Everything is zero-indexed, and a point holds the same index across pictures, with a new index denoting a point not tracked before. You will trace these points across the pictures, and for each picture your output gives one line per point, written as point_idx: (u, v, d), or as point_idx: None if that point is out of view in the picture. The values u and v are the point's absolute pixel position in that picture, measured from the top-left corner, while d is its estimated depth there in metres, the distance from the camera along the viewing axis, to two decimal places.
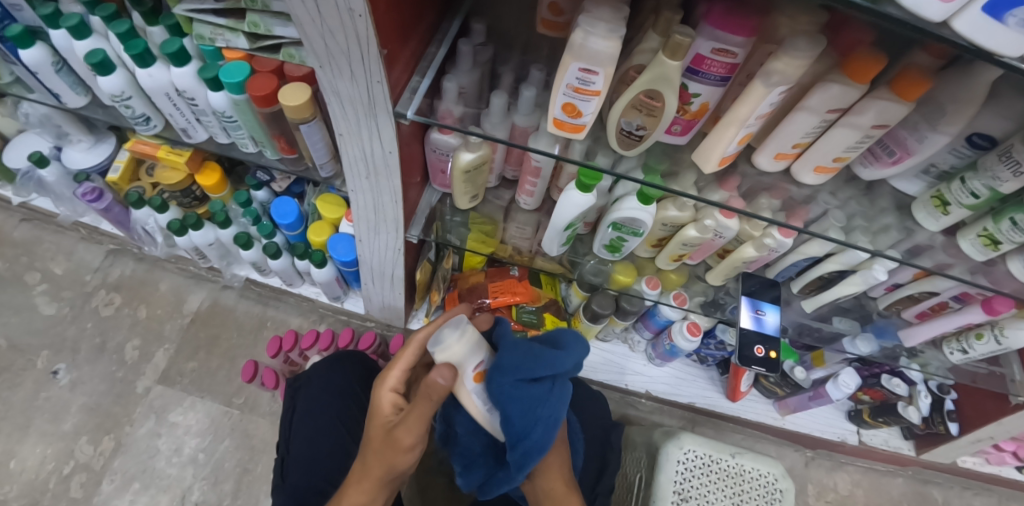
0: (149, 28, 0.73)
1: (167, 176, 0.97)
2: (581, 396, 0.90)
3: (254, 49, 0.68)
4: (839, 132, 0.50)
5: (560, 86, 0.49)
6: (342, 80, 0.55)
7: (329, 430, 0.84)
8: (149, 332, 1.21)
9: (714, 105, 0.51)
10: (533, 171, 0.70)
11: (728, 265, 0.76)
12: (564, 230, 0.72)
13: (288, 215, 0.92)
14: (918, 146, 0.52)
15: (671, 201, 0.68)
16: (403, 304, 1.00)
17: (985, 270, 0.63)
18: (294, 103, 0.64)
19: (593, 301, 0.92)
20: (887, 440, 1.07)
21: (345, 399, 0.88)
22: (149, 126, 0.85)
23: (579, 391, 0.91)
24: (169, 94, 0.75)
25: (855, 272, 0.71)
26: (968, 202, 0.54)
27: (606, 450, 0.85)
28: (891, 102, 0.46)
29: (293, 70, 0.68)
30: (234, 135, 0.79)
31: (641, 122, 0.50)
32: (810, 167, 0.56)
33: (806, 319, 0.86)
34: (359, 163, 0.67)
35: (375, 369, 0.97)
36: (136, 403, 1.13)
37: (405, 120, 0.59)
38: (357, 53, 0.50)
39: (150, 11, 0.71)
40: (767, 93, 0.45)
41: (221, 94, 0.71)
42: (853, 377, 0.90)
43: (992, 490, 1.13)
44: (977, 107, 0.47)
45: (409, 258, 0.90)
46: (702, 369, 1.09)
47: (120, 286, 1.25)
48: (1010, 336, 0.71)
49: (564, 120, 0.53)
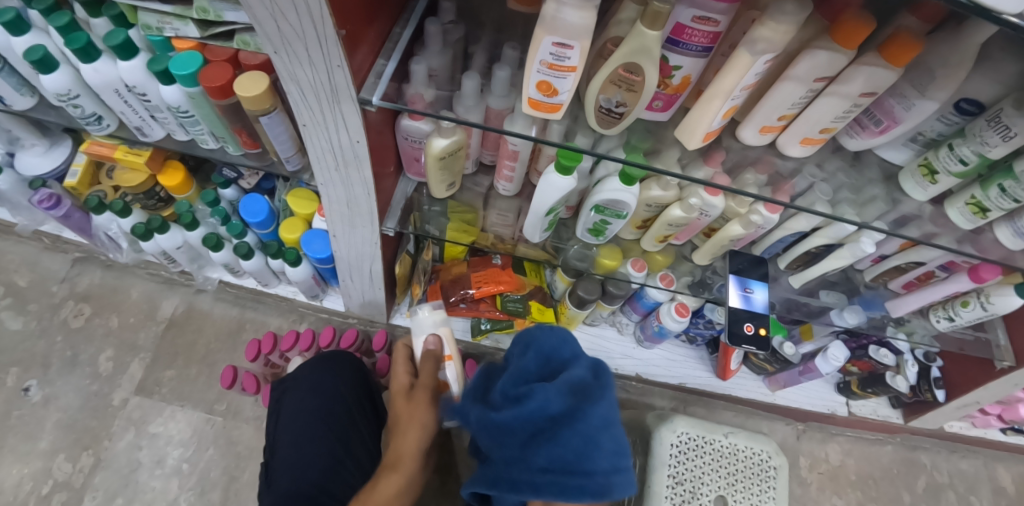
0: (92, 20, 0.68)
1: (126, 178, 0.91)
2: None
3: (206, 36, 0.64)
4: (826, 102, 0.48)
5: (533, 63, 0.46)
6: (302, 67, 0.51)
7: (314, 433, 0.81)
8: (123, 342, 1.16)
9: (696, 78, 0.48)
10: (510, 155, 0.66)
11: (715, 243, 0.74)
12: (546, 215, 0.69)
13: (258, 214, 0.88)
14: (906, 114, 0.50)
15: (655, 179, 0.65)
16: (384, 300, 0.96)
17: (972, 239, 0.62)
18: (250, 93, 0.59)
19: (580, 287, 0.89)
20: (875, 409, 1.07)
21: (327, 403, 0.84)
22: (102, 126, 0.80)
23: None
24: (119, 89, 0.71)
25: (842, 245, 0.70)
26: (956, 169, 0.53)
27: None
28: (880, 68, 0.44)
29: (249, 58, 0.63)
30: (193, 131, 0.74)
31: (620, 98, 0.47)
32: (797, 139, 0.54)
33: (793, 294, 0.85)
34: (327, 154, 0.63)
35: (365, 372, 0.92)
36: (114, 416, 1.09)
37: (371, 106, 0.55)
38: (314, 35, 0.47)
39: (92, 2, 0.66)
40: (752, 62, 0.42)
41: (173, 87, 0.67)
42: (842, 350, 0.90)
43: (978, 453, 1.16)
44: (967, 71, 0.46)
45: (387, 252, 0.86)
46: (691, 348, 1.08)
47: (89, 295, 1.20)
48: (997, 302, 0.71)
49: (540, 99, 0.50)
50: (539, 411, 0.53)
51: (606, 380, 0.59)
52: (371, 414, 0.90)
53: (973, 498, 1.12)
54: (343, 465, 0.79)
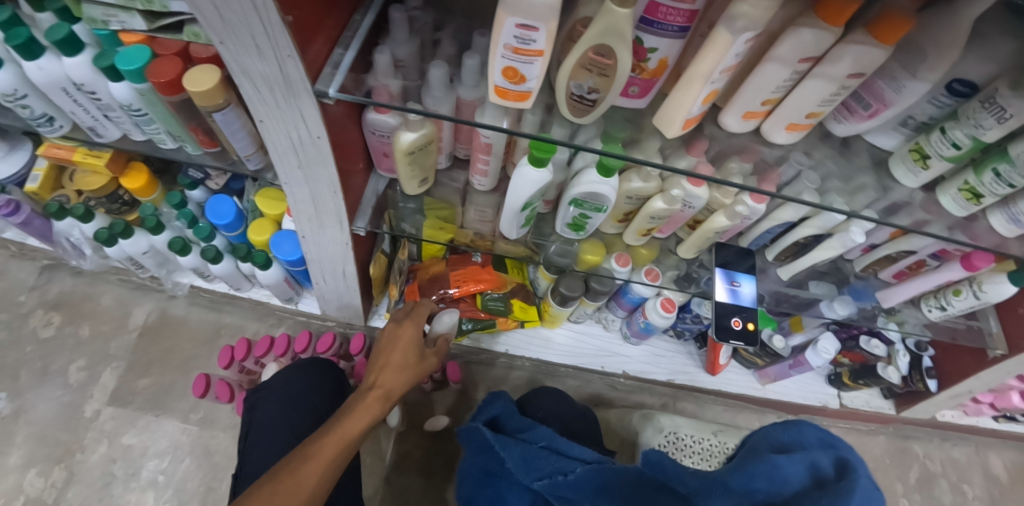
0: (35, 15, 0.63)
1: (88, 181, 0.86)
2: (549, 412, 0.80)
3: (154, 29, 0.60)
4: (811, 85, 0.45)
5: (496, 47, 0.42)
6: (251, 58, 0.47)
7: (280, 445, 0.76)
8: (95, 351, 1.12)
9: (674, 61, 0.45)
10: (483, 148, 0.63)
11: (700, 236, 0.71)
12: (522, 210, 0.65)
13: (225, 215, 0.85)
14: (896, 97, 0.47)
15: (635, 170, 0.62)
16: (360, 301, 0.92)
17: (965, 226, 0.60)
18: (200, 88, 0.55)
19: (562, 284, 0.86)
20: (868, 401, 1.05)
21: (298, 414, 0.80)
22: (53, 127, 0.76)
23: (555, 393, 0.86)
24: (66, 88, 0.66)
25: (831, 236, 0.67)
26: (949, 154, 0.51)
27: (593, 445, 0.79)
28: (868, 46, 0.41)
29: (200, 51, 0.59)
30: (148, 131, 0.70)
31: (592, 83, 0.44)
32: (781, 125, 0.51)
33: (781, 286, 0.82)
34: (288, 151, 0.59)
35: (343, 381, 0.89)
36: (87, 428, 1.05)
37: (329, 99, 0.52)
38: (258, 22, 0.43)
39: None
40: (732, 41, 0.39)
41: (122, 84, 0.62)
42: (833, 343, 0.88)
43: (969, 440, 1.15)
44: (960, 51, 0.43)
45: (360, 252, 0.82)
46: (679, 344, 1.05)
47: (59, 304, 1.15)
48: (990, 291, 0.69)
49: (507, 87, 0.46)
50: (778, 484, 0.49)
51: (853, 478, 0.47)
52: None
53: (966, 486, 1.11)
54: None
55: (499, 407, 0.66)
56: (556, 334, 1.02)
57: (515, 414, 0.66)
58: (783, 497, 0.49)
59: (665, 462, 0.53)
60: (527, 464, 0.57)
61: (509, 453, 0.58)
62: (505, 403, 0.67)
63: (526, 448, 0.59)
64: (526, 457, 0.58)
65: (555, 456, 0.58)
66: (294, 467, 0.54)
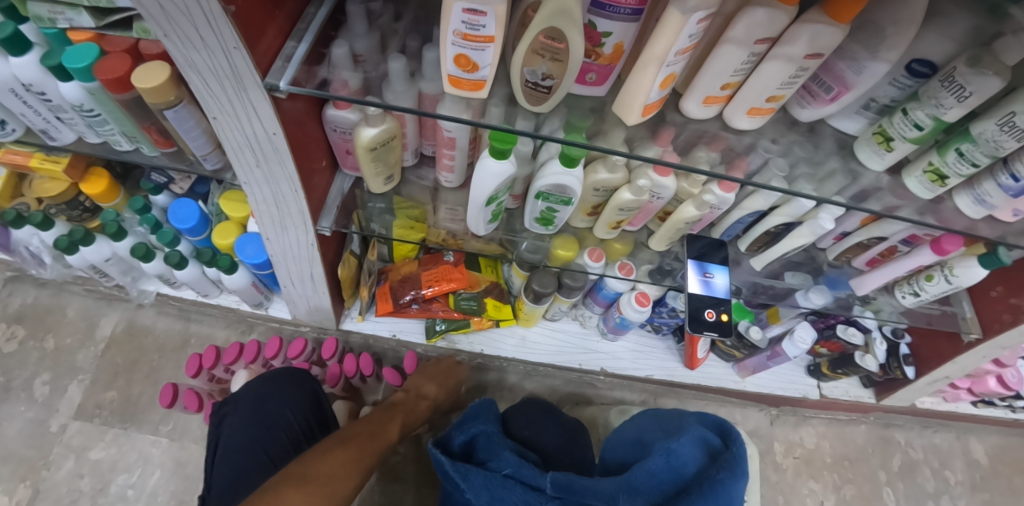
0: None
1: (46, 188, 0.82)
2: (534, 433, 0.76)
3: (103, 26, 0.56)
4: (771, 66, 0.44)
5: (446, 34, 0.41)
6: (199, 54, 0.44)
7: (252, 468, 0.73)
8: (59, 364, 1.08)
9: (631, 44, 0.44)
10: (447, 143, 0.61)
11: (670, 227, 0.70)
12: (488, 205, 0.64)
13: (188, 219, 0.82)
14: (856, 78, 0.47)
15: (601, 161, 0.61)
16: (331, 304, 0.90)
17: (934, 209, 0.59)
18: (149, 85, 0.52)
19: (534, 281, 0.85)
20: (847, 390, 1.05)
21: (272, 434, 0.77)
22: (5, 130, 0.72)
23: (530, 403, 0.83)
24: (15, 90, 0.62)
25: (802, 223, 0.66)
26: (912, 135, 0.50)
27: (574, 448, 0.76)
28: (825, 25, 0.41)
29: (150, 47, 0.55)
30: (102, 132, 0.66)
31: (546, 69, 0.43)
32: (744, 110, 0.50)
33: (758, 278, 0.82)
34: (244, 149, 0.56)
35: (321, 396, 0.85)
36: (52, 444, 1.01)
37: (281, 93, 0.49)
38: (199, 13, 0.40)
39: None
40: (683, 22, 0.38)
41: (72, 84, 0.58)
42: (809, 332, 0.87)
43: (950, 426, 1.15)
44: (917, 27, 0.43)
45: (328, 253, 0.80)
46: (657, 338, 1.04)
47: (22, 316, 1.11)
48: (961, 275, 0.70)
49: (461, 77, 0.45)
50: (677, 467, 0.55)
51: (736, 450, 0.55)
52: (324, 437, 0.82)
53: (947, 472, 1.12)
54: None
55: (481, 425, 0.66)
56: (532, 332, 1.01)
57: (493, 434, 0.65)
58: (683, 479, 0.54)
59: (578, 480, 0.54)
60: (490, 495, 0.56)
61: (471, 484, 0.57)
62: (485, 422, 0.67)
63: (488, 475, 0.56)
64: (489, 486, 0.56)
65: (521, 487, 0.55)
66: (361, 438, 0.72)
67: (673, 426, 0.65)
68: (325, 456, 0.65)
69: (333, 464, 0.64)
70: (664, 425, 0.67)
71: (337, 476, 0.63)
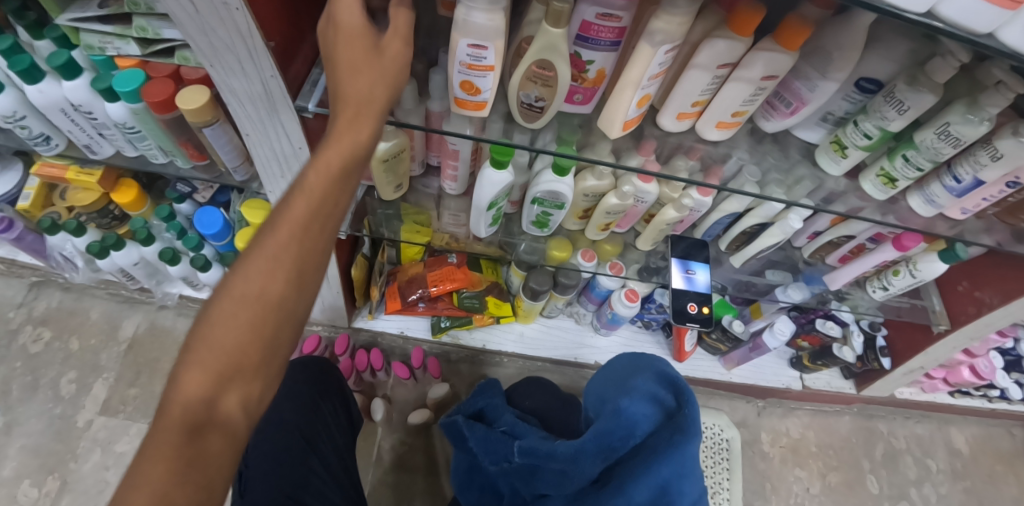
0: (35, 43, 0.64)
1: (80, 198, 0.89)
2: (535, 403, 0.83)
3: (148, 54, 0.63)
4: (733, 87, 0.51)
5: (453, 64, 0.48)
6: (240, 80, 0.51)
7: (286, 441, 0.77)
8: (84, 363, 1.15)
9: (612, 70, 0.51)
10: (452, 154, 0.68)
11: (654, 229, 0.77)
12: (488, 210, 0.71)
13: (212, 225, 0.89)
14: (811, 95, 0.53)
15: (590, 170, 0.68)
16: (344, 304, 0.97)
17: (892, 209, 0.66)
18: (191, 107, 0.59)
19: (532, 279, 0.92)
20: (829, 381, 1.11)
21: (299, 412, 0.81)
22: (50, 145, 0.78)
23: (524, 383, 0.88)
24: (65, 109, 0.69)
25: (773, 224, 0.73)
26: (863, 143, 0.57)
27: (561, 412, 0.83)
28: (776, 52, 0.47)
29: (191, 73, 0.63)
30: (141, 147, 0.73)
31: (538, 93, 0.50)
32: (712, 123, 0.56)
33: (740, 275, 0.90)
34: (271, 162, 0.63)
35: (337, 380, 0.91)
36: (79, 438, 1.08)
37: (308, 114, 0.55)
38: (244, 48, 0.47)
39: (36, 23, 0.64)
40: (653, 53, 0.45)
41: (118, 105, 0.65)
42: (788, 324, 0.93)
43: (932, 417, 1.21)
44: (859, 53, 0.49)
45: (342, 255, 0.87)
46: (648, 333, 1.11)
47: (48, 319, 1.18)
48: (924, 269, 0.76)
49: (465, 99, 0.52)
50: (631, 427, 0.56)
51: (689, 408, 0.57)
52: (344, 420, 0.89)
53: (930, 461, 1.17)
54: (316, 476, 0.75)
55: (487, 399, 0.74)
56: (530, 328, 1.08)
57: (499, 405, 0.73)
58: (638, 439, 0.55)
59: (539, 446, 0.57)
60: (487, 446, 0.63)
61: (474, 435, 0.65)
62: (491, 396, 0.75)
63: (487, 431, 0.65)
64: (487, 439, 0.64)
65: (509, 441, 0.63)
66: (241, 289, 0.37)
67: (627, 381, 0.65)
68: (214, 320, 0.37)
69: (234, 301, 0.37)
70: (619, 376, 0.68)
71: (244, 333, 0.37)
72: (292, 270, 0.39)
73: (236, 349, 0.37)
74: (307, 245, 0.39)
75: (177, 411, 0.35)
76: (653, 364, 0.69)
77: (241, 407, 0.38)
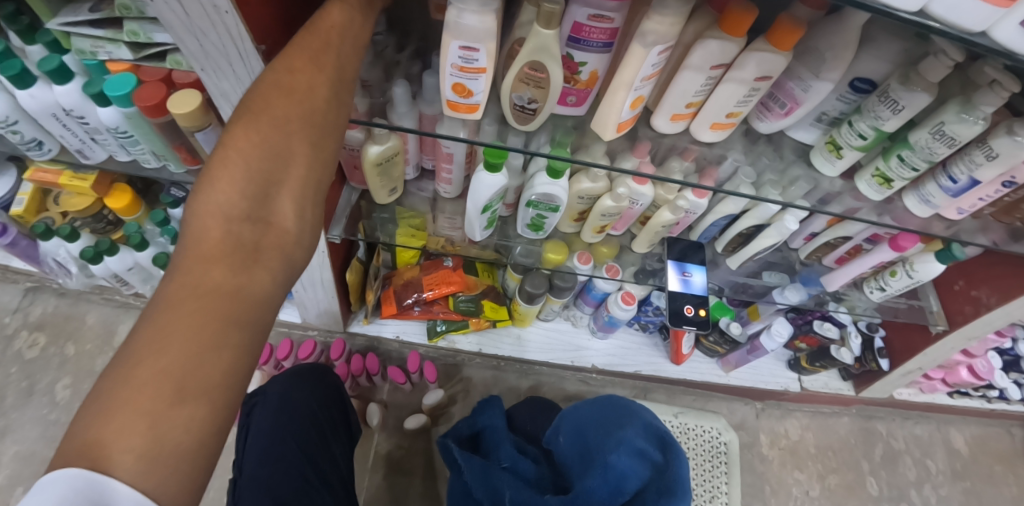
0: (26, 47, 0.64)
1: (73, 203, 0.88)
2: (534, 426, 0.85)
3: (139, 58, 0.62)
4: (727, 88, 0.51)
5: (444, 66, 0.47)
6: (229, 83, 0.51)
7: (284, 451, 0.76)
8: (80, 369, 1.14)
9: (605, 72, 0.51)
10: (446, 158, 0.68)
11: (649, 231, 0.77)
12: (483, 213, 0.70)
13: None
14: (805, 95, 0.53)
15: (584, 173, 0.68)
16: (339, 308, 0.96)
17: (888, 210, 0.66)
18: (183, 111, 0.59)
19: (527, 282, 0.91)
20: (827, 383, 1.11)
21: (296, 423, 0.80)
22: (42, 150, 0.77)
23: (524, 403, 0.89)
24: (57, 114, 0.68)
25: (769, 225, 0.73)
26: (857, 144, 0.57)
27: None
28: (769, 52, 0.47)
29: (182, 77, 0.62)
30: (134, 152, 0.73)
31: (531, 94, 0.50)
32: (706, 125, 0.56)
33: (737, 277, 0.88)
34: None
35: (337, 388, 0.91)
36: None
37: None
38: (234, 51, 0.47)
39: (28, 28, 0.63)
40: (645, 53, 0.45)
41: (110, 109, 0.65)
42: (786, 326, 0.93)
43: (930, 417, 1.21)
44: (852, 52, 0.49)
45: (336, 260, 0.86)
46: (645, 336, 1.10)
47: (43, 324, 1.17)
48: (920, 269, 0.76)
49: (457, 101, 0.51)
50: (617, 482, 0.60)
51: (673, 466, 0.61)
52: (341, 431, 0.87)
53: (929, 462, 1.17)
54: (313, 487, 0.74)
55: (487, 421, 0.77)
56: (527, 332, 1.08)
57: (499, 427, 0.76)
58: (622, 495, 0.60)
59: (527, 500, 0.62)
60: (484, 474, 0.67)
61: (472, 465, 0.67)
62: (491, 417, 0.77)
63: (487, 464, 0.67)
64: (486, 471, 0.67)
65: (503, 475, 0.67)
66: (279, 93, 0.39)
67: (616, 424, 0.69)
68: (244, 147, 0.37)
69: (261, 127, 0.38)
70: (606, 420, 0.70)
71: (294, 132, 0.39)
72: (325, 87, 0.40)
73: (282, 146, 0.38)
74: (336, 67, 0.41)
75: (217, 230, 0.35)
76: (642, 413, 0.72)
77: (294, 206, 0.39)
